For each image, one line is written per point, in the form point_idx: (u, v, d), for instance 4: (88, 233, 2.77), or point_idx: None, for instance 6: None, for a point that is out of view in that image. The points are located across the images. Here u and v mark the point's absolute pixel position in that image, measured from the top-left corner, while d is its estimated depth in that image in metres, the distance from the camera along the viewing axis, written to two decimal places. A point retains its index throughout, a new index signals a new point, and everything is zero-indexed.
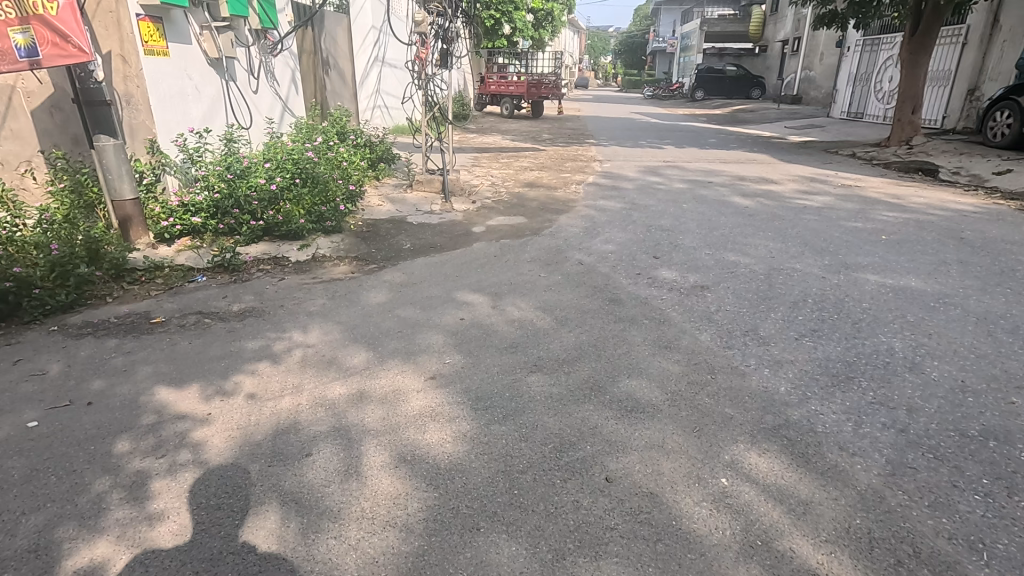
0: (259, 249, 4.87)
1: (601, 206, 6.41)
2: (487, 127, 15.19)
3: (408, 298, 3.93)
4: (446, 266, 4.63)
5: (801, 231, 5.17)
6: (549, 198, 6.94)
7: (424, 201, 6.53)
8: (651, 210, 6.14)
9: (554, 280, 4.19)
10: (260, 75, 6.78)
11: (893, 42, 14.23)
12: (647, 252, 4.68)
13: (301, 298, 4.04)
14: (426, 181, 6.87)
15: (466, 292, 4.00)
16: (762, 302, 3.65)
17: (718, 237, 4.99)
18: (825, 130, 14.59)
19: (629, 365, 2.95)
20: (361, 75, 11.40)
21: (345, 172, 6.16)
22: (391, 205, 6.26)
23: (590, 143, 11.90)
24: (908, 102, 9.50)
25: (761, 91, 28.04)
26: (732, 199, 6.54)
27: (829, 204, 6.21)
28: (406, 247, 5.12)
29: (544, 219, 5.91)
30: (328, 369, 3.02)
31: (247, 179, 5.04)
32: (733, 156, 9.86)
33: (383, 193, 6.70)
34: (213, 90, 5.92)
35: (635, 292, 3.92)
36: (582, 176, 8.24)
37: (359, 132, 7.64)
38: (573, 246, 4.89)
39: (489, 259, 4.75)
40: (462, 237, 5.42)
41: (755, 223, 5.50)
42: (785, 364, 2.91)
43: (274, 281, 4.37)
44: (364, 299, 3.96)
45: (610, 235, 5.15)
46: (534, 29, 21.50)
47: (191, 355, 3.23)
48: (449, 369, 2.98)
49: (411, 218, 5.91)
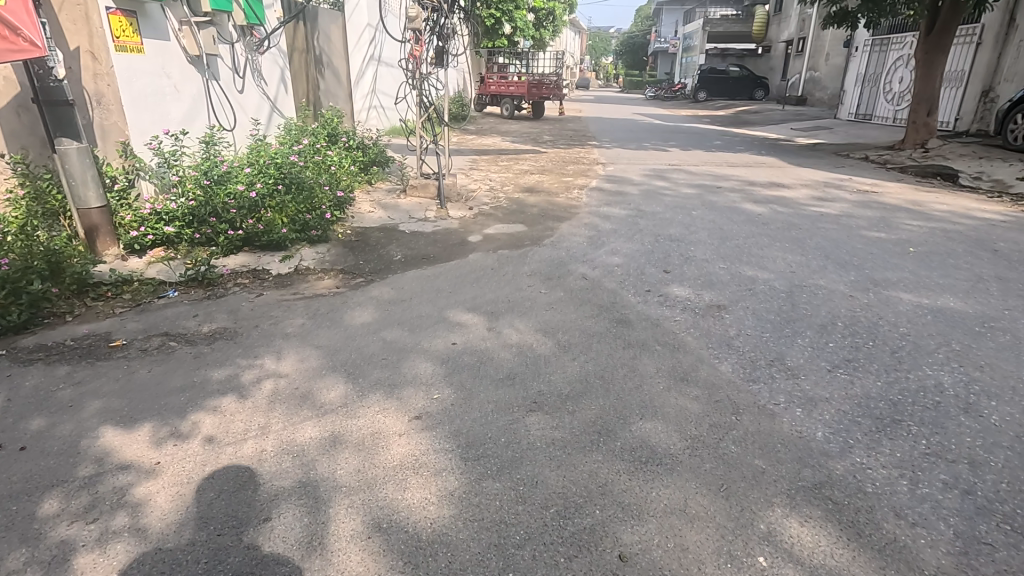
0: (237, 261, 4.53)
1: (605, 213, 6.05)
2: (487, 128, 14.84)
3: (396, 318, 3.57)
4: (439, 279, 4.27)
5: (821, 242, 4.82)
6: (551, 203, 6.58)
7: (417, 207, 6.17)
8: (659, 217, 5.79)
9: (555, 297, 3.84)
10: (246, 74, 6.43)
11: (904, 42, 13.87)
12: (657, 266, 4.32)
13: (278, 318, 3.68)
14: (421, 186, 6.52)
15: (459, 312, 3.64)
16: (786, 325, 3.29)
17: (732, 249, 4.64)
18: (833, 132, 14.24)
19: (641, 403, 2.59)
20: (356, 74, 11.09)
21: (334, 177, 5.82)
22: (383, 212, 5.91)
23: (592, 145, 11.56)
24: (924, 103, 9.14)
25: (764, 91, 27.68)
26: (743, 206, 6.19)
27: (848, 211, 5.85)
28: (397, 258, 4.76)
29: (546, 226, 5.56)
30: (300, 405, 2.67)
31: (226, 186, 4.69)
32: (741, 158, 9.50)
33: (375, 199, 6.34)
34: (194, 89, 5.57)
35: (645, 312, 3.57)
36: (585, 180, 7.89)
37: (351, 134, 7.29)
38: (576, 258, 4.53)
39: (486, 272, 4.39)
40: (457, 247, 5.07)
41: (771, 232, 5.14)
42: (820, 403, 2.55)
43: (251, 297, 4.02)
44: (348, 319, 3.60)
45: (616, 246, 4.80)
46: (535, 28, 21.18)
47: (148, 386, 2.88)
48: (437, 406, 2.62)
49: (403, 226, 5.56)
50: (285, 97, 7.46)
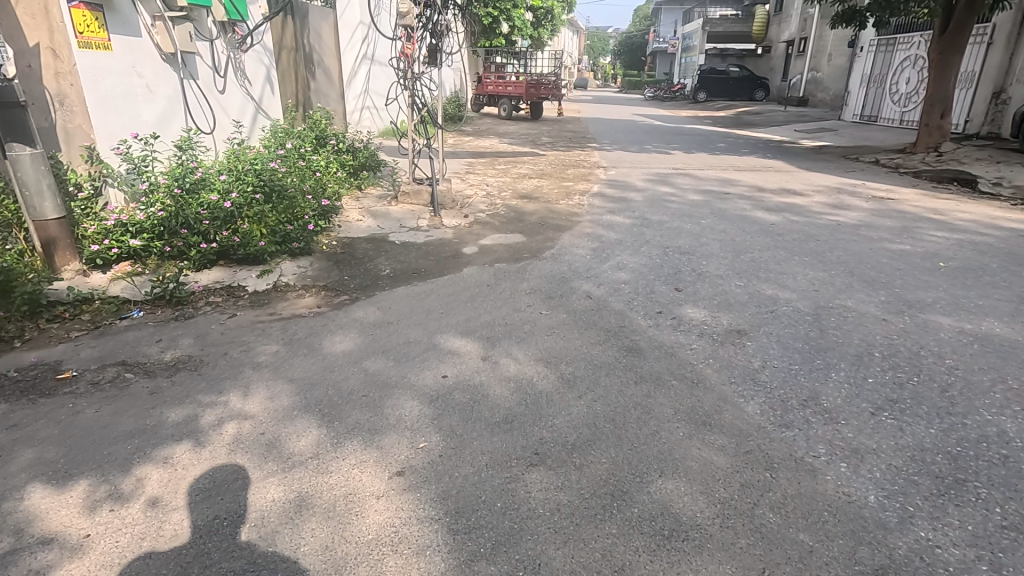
0: (211, 276, 4.17)
1: (608, 222, 5.70)
2: (484, 129, 14.49)
3: (381, 346, 3.21)
4: (430, 298, 3.91)
5: (843, 255, 4.47)
6: (551, 211, 6.23)
7: (409, 215, 5.80)
8: (666, 227, 5.44)
9: (558, 320, 3.48)
10: (227, 73, 6.06)
11: (911, 42, 13.55)
12: (668, 283, 3.97)
13: (250, 343, 3.32)
14: (413, 193, 6.16)
15: (452, 337, 3.28)
16: (817, 356, 2.93)
17: (748, 264, 4.29)
18: (839, 134, 13.90)
19: (659, 455, 2.24)
20: (349, 74, 10.76)
21: (319, 183, 5.45)
22: (372, 220, 5.55)
23: (593, 147, 11.21)
24: (937, 105, 8.81)
25: (765, 91, 27.38)
26: (755, 215, 5.85)
27: (866, 220, 5.51)
28: (385, 272, 4.40)
29: (546, 237, 5.20)
30: (264, 456, 2.31)
31: (199, 194, 4.33)
32: (747, 162, 9.16)
33: (364, 206, 5.97)
34: (169, 90, 5.20)
35: (658, 338, 3.21)
36: (586, 185, 7.54)
37: (340, 137, 6.93)
38: (580, 274, 4.17)
39: (481, 290, 4.03)
40: (450, 260, 4.71)
41: (787, 244, 4.80)
42: (867, 456, 2.20)
43: (223, 319, 3.65)
44: (327, 346, 3.24)
45: (622, 260, 4.44)
46: (533, 28, 20.83)
47: (93, 430, 2.51)
48: (423, 458, 2.26)
49: (393, 237, 5.19)
50: (270, 98, 7.09)
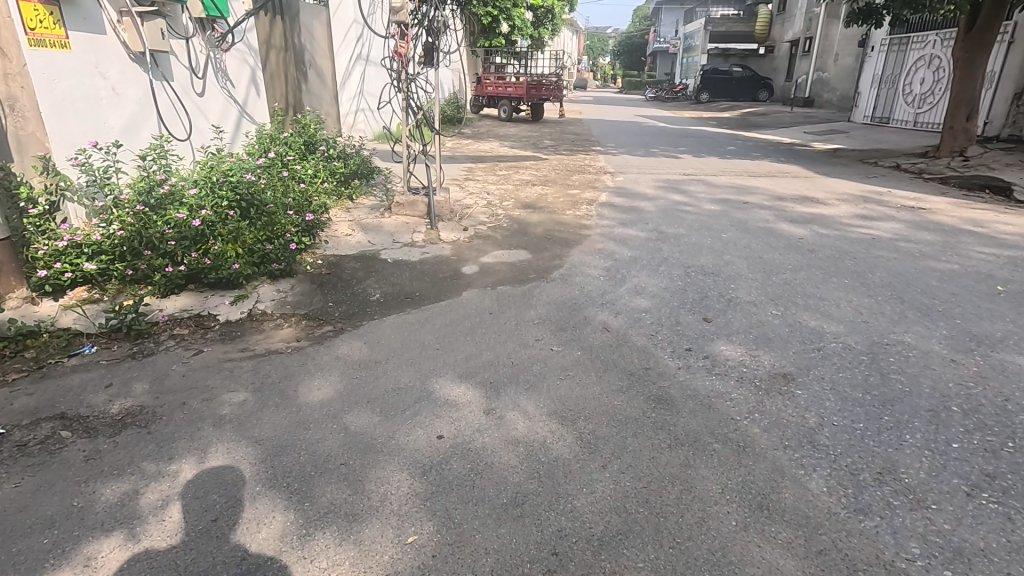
0: (179, 303, 3.70)
1: (621, 236, 5.23)
2: (484, 131, 14.04)
3: (367, 395, 2.75)
4: (425, 329, 3.45)
5: (887, 277, 4.00)
6: (557, 223, 5.77)
7: (404, 229, 5.33)
8: (685, 241, 4.97)
9: (572, 359, 3.02)
10: (206, 74, 5.59)
11: (925, 41, 13.09)
12: (695, 312, 3.50)
13: (214, 390, 2.84)
14: (408, 203, 5.67)
15: (449, 384, 2.81)
16: (884, 410, 2.47)
17: (782, 288, 3.82)
18: (850, 136, 13.45)
19: (709, 559, 1.78)
20: (343, 74, 10.31)
21: (305, 194, 4.97)
22: (363, 235, 5.08)
23: (597, 151, 10.75)
24: (963, 107, 8.34)
25: (769, 92, 26.90)
26: (779, 227, 5.38)
27: (902, 233, 5.05)
28: (375, 297, 3.92)
29: (553, 254, 4.73)
30: (214, 556, 1.84)
31: (166, 210, 3.84)
32: (762, 168, 8.70)
33: (354, 219, 5.50)
34: (138, 93, 4.73)
35: (692, 385, 2.74)
36: (594, 193, 7.08)
37: (330, 143, 6.46)
38: (594, 301, 3.70)
39: (483, 319, 3.56)
40: (449, 281, 4.24)
41: (822, 263, 4.33)
42: (975, 560, 1.74)
43: (187, 357, 3.18)
44: (304, 395, 2.77)
45: (640, 283, 3.98)
46: (533, 28, 20.40)
47: (7, 513, 2.03)
48: (413, 561, 1.80)
49: (385, 254, 4.71)
50: (256, 101, 6.61)
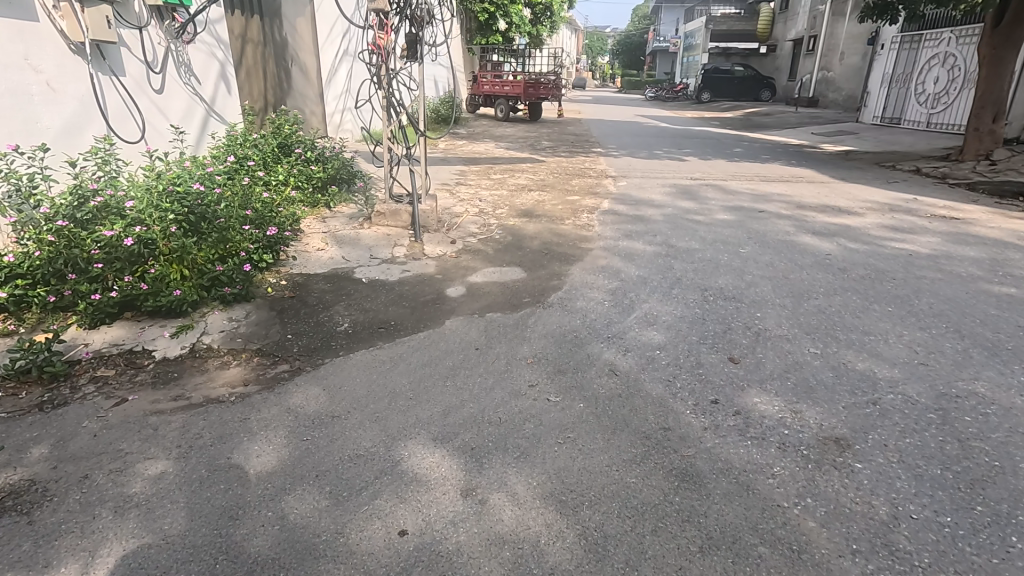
0: (109, 335, 3.13)
1: (626, 251, 4.68)
2: (479, 131, 13.46)
3: (315, 468, 2.19)
4: (396, 370, 2.90)
5: (937, 304, 3.45)
6: (556, 235, 5.22)
7: (383, 242, 4.78)
8: (699, 258, 4.43)
9: (573, 416, 2.46)
10: (164, 68, 5.01)
11: (939, 39, 12.56)
12: (718, 350, 2.95)
13: (128, 458, 2.29)
14: (390, 213, 5.11)
15: (420, 453, 2.26)
16: (973, 497, 1.93)
17: (817, 319, 3.28)
18: (860, 138, 12.93)
19: None
20: (329, 72, 9.73)
21: (271, 204, 4.41)
22: (336, 250, 4.52)
23: (597, 153, 10.20)
24: (989, 108, 7.81)
25: (771, 92, 26.41)
26: (802, 240, 4.83)
27: (942, 248, 4.51)
28: (342, 327, 3.36)
29: (551, 273, 4.18)
30: None
31: (98, 226, 3.27)
32: (773, 172, 8.16)
33: (329, 231, 4.94)
34: (80, 89, 4.14)
35: (723, 454, 2.19)
36: (595, 199, 6.53)
37: (307, 144, 5.87)
38: (597, 335, 3.15)
39: (468, 358, 3.00)
40: (431, 306, 3.68)
41: (858, 286, 3.79)
42: None
43: (106, 407, 2.62)
44: (238, 467, 2.21)
45: (651, 310, 3.43)
46: (532, 24, 19.71)
47: None
48: None
49: (359, 272, 4.15)
50: (227, 100, 6.04)
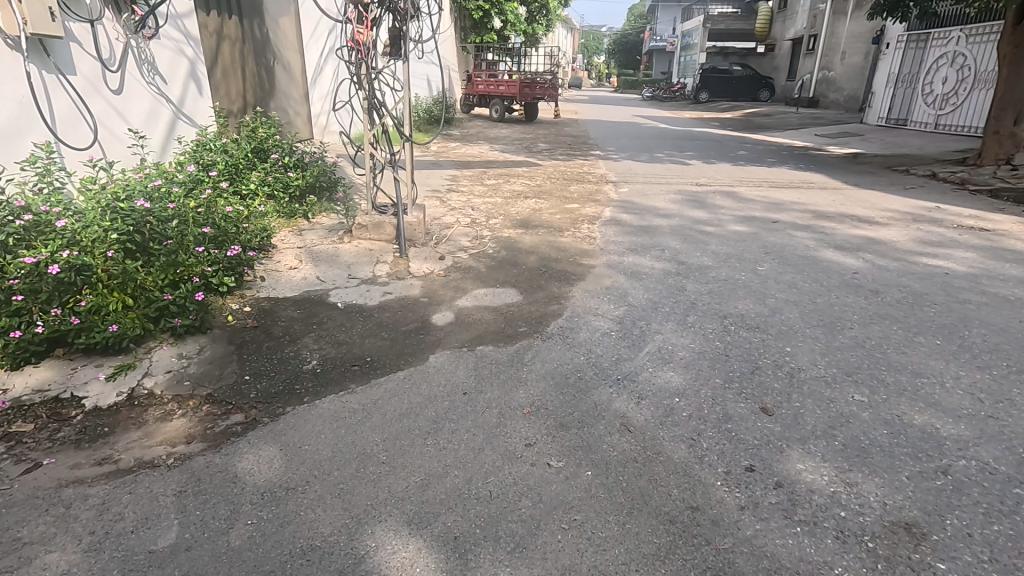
0: (34, 378, 2.67)
1: (633, 268, 4.24)
2: (473, 133, 13.03)
3: (259, 568, 1.74)
4: (370, 423, 2.46)
5: (991, 336, 3.03)
6: (555, 248, 4.78)
7: (364, 259, 4.33)
8: (713, 277, 4.00)
9: (580, 490, 2.02)
10: (121, 66, 4.54)
11: (947, 38, 12.18)
12: (747, 397, 2.52)
13: (26, 551, 1.83)
14: (372, 225, 4.66)
15: (391, 546, 1.81)
16: None
17: (857, 355, 2.85)
18: (866, 140, 12.53)
19: None
20: (314, 71, 9.38)
21: (238, 218, 3.95)
22: (311, 269, 4.07)
23: (596, 155, 9.75)
24: (1010, 110, 7.43)
25: (770, 92, 26.06)
26: (825, 256, 4.41)
27: (980, 266, 4.10)
28: (310, 365, 2.91)
29: (550, 296, 3.74)
30: None
31: (23, 251, 2.80)
32: (782, 177, 7.75)
33: (304, 246, 4.49)
34: (18, 88, 3.67)
35: (769, 548, 1.76)
36: (595, 207, 6.09)
37: (285, 149, 5.40)
38: (605, 377, 2.72)
39: (455, 409, 2.55)
40: (414, 337, 3.23)
41: (896, 311, 3.36)
42: None
43: (14, 477, 2.16)
44: (161, 568, 1.75)
45: (666, 345, 3.00)
46: (527, 23, 19.30)
47: None
48: None
49: (334, 296, 3.69)
50: (197, 101, 5.57)
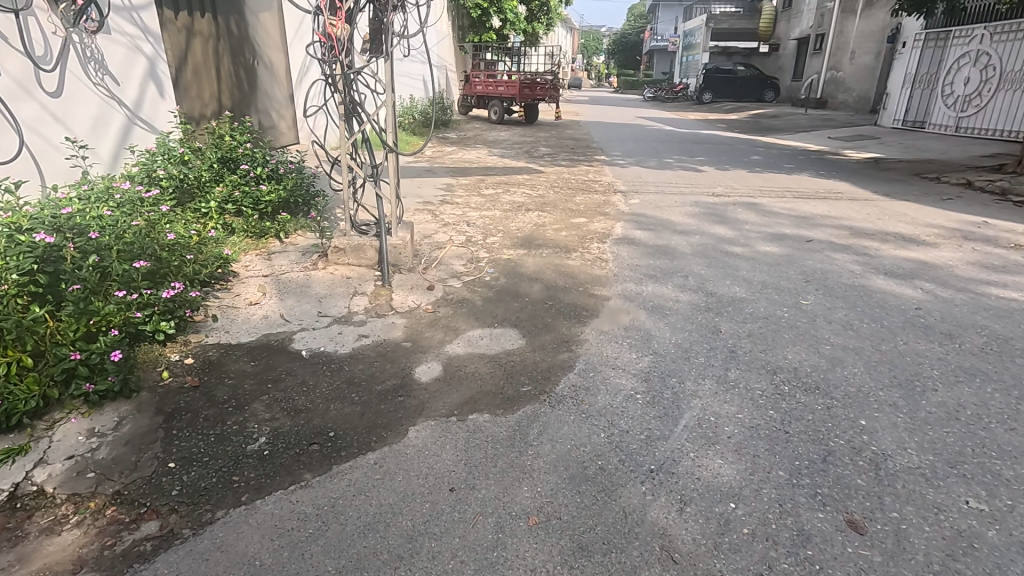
0: None
1: (654, 301, 3.63)
2: (471, 135, 12.42)
3: None
4: (324, 540, 1.84)
5: None
6: (561, 273, 4.17)
7: (340, 289, 3.71)
8: (751, 314, 3.38)
9: None
10: (59, 64, 3.92)
11: (970, 36, 11.55)
12: (826, 502, 1.90)
13: None
14: (351, 248, 4.03)
15: None
16: None
17: (955, 434, 2.23)
18: (884, 143, 11.92)
19: None
20: (299, 69, 8.93)
21: (188, 244, 3.33)
22: (276, 303, 3.45)
23: (601, 161, 9.15)
24: None
25: (774, 92, 25.48)
26: (877, 286, 3.79)
27: None
28: (256, 445, 2.28)
29: (558, 340, 3.12)
30: None
31: None
32: (805, 186, 7.14)
33: (272, 273, 3.87)
34: None
35: None
36: (605, 222, 5.48)
37: (256, 159, 4.77)
38: (634, 468, 2.10)
39: (439, 518, 1.92)
40: (391, 400, 2.59)
41: (984, 365, 2.74)
42: None
43: None
44: None
45: (707, 417, 2.39)
46: (527, 21, 18.70)
47: None
48: None
49: (299, 341, 3.06)
50: (158, 104, 4.94)
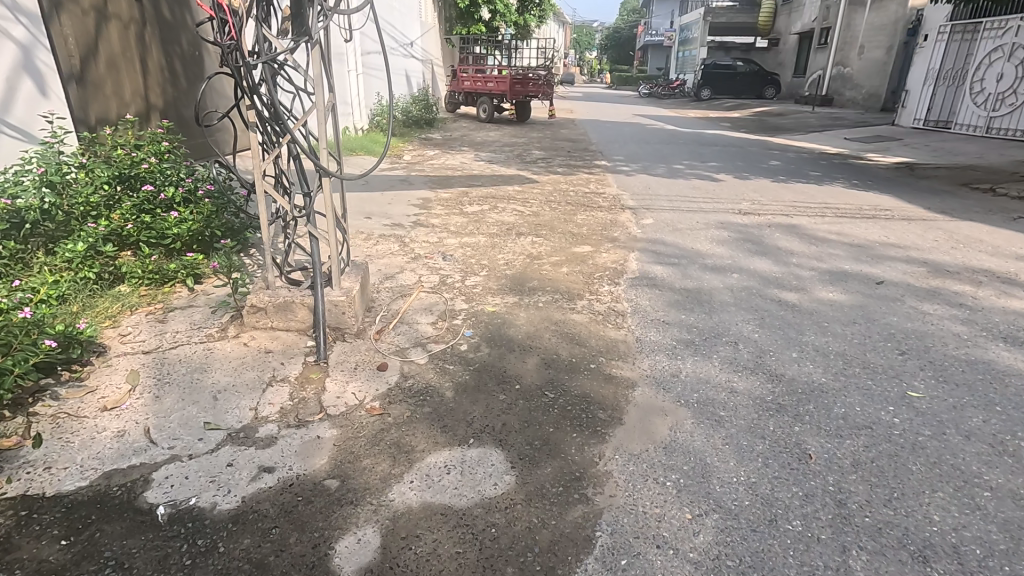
0: None
1: (700, 391, 2.54)
2: (457, 136, 11.31)
3: None
4: None
5: None
6: (564, 336, 3.08)
7: (251, 375, 2.58)
8: (848, 420, 2.30)
9: None
10: None
11: (1004, 27, 10.55)
12: None
13: None
14: (275, 306, 2.90)
15: None
16: None
17: None
18: (908, 145, 10.90)
19: None
20: None
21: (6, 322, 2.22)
22: (146, 404, 2.33)
23: (602, 168, 8.07)
24: None
25: (775, 89, 24.44)
26: (1005, 363, 2.72)
27: None
28: None
29: (566, 477, 2.02)
30: None
31: None
32: (844, 201, 6.07)
33: (159, 345, 2.76)
34: None
35: None
36: (614, 253, 4.40)
37: (162, 177, 3.62)
38: None
39: None
40: None
41: None
42: None
43: None
44: None
45: None
46: (519, 13, 17.56)
47: None
48: None
49: (160, 487, 1.94)
50: (35, 105, 3.78)
